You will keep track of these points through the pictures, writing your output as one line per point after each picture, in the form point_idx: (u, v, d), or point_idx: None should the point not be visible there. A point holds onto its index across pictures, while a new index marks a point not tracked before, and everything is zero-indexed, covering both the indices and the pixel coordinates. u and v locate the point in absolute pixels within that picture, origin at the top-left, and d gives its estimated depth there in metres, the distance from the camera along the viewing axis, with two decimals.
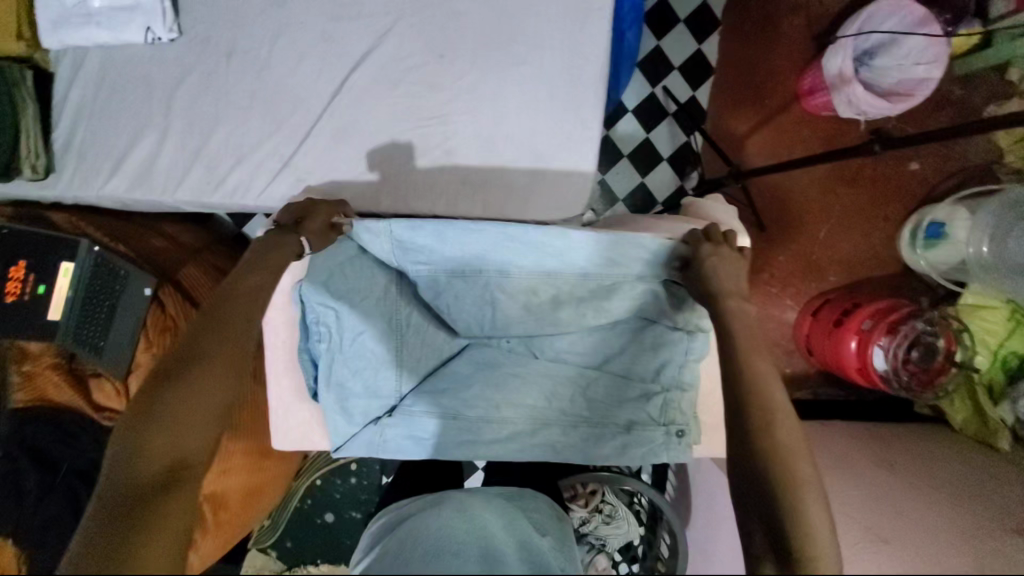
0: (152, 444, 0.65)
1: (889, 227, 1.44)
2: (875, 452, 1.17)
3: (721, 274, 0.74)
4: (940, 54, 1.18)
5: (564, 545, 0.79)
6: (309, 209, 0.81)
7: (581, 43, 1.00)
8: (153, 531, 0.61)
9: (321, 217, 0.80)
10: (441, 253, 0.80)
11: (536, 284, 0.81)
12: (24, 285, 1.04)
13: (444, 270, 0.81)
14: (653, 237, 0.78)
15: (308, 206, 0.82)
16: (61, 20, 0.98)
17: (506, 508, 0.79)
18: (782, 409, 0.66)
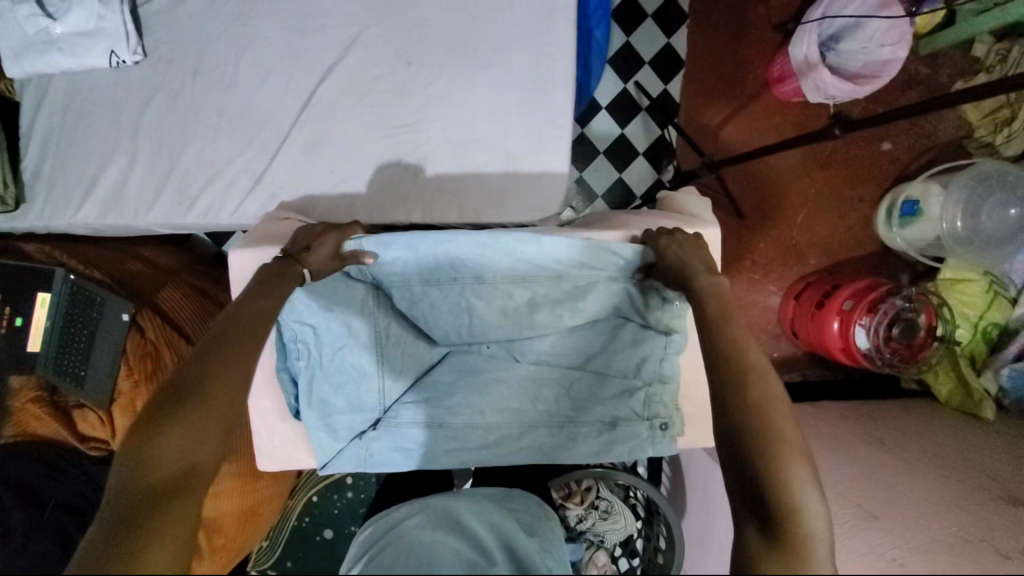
0: (163, 451, 0.59)
1: (864, 208, 1.46)
2: (863, 433, 1.18)
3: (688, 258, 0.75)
4: (903, 36, 1.19)
5: (550, 547, 0.78)
6: (318, 238, 0.79)
7: (547, 43, 1.00)
8: (152, 539, 0.54)
9: (328, 243, 0.78)
10: (414, 263, 0.79)
11: (512, 288, 0.80)
12: (2, 318, 1.04)
13: (418, 280, 0.80)
14: (625, 244, 0.80)
15: (315, 230, 0.81)
16: (21, 48, 0.97)
17: (489, 509, 0.79)
18: (759, 371, 0.64)
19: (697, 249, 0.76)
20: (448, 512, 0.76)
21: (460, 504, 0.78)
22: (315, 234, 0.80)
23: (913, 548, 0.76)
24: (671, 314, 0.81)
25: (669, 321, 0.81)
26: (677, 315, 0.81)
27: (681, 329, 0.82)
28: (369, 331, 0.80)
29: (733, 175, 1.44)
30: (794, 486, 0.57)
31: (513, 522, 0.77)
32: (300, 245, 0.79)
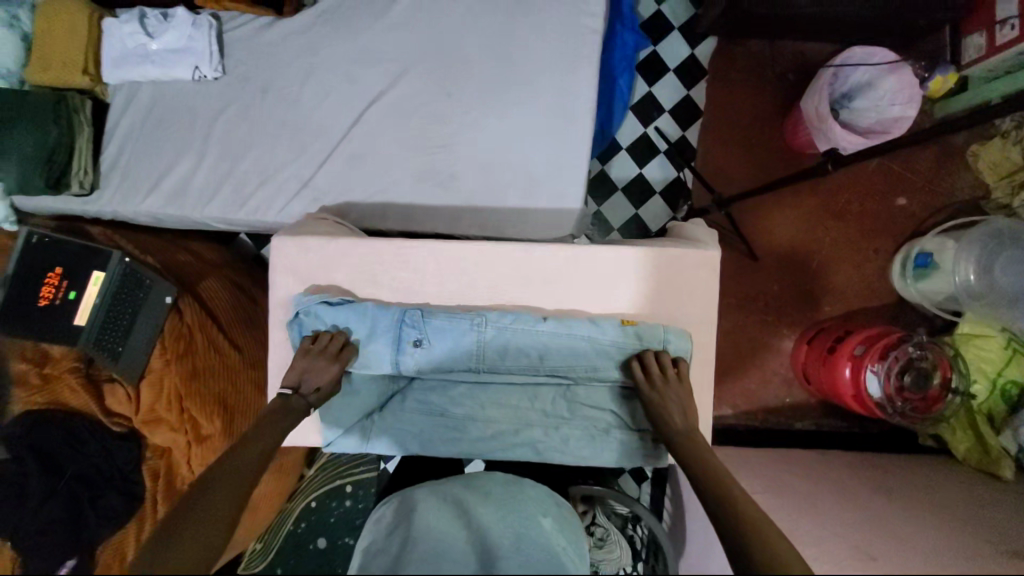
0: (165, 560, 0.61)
1: (879, 259, 1.48)
2: (876, 481, 1.15)
3: (670, 414, 0.80)
4: (913, 96, 1.26)
5: (563, 526, 0.80)
6: (313, 366, 0.82)
7: (576, 82, 1.10)
8: None
9: (323, 373, 0.82)
10: (429, 355, 0.85)
11: (512, 338, 0.85)
12: (58, 290, 1.13)
13: (438, 320, 0.85)
14: (620, 337, 0.85)
15: (311, 361, 0.82)
16: (120, 57, 1.12)
17: (502, 489, 0.82)
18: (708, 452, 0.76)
19: (683, 409, 0.80)
20: (457, 506, 0.77)
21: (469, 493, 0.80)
22: (314, 367, 0.82)
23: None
24: (671, 338, 0.86)
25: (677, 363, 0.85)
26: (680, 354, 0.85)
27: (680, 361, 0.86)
28: (396, 316, 0.85)
29: (746, 217, 1.49)
30: (771, 540, 0.64)
31: (524, 505, 0.79)
32: (306, 380, 0.82)
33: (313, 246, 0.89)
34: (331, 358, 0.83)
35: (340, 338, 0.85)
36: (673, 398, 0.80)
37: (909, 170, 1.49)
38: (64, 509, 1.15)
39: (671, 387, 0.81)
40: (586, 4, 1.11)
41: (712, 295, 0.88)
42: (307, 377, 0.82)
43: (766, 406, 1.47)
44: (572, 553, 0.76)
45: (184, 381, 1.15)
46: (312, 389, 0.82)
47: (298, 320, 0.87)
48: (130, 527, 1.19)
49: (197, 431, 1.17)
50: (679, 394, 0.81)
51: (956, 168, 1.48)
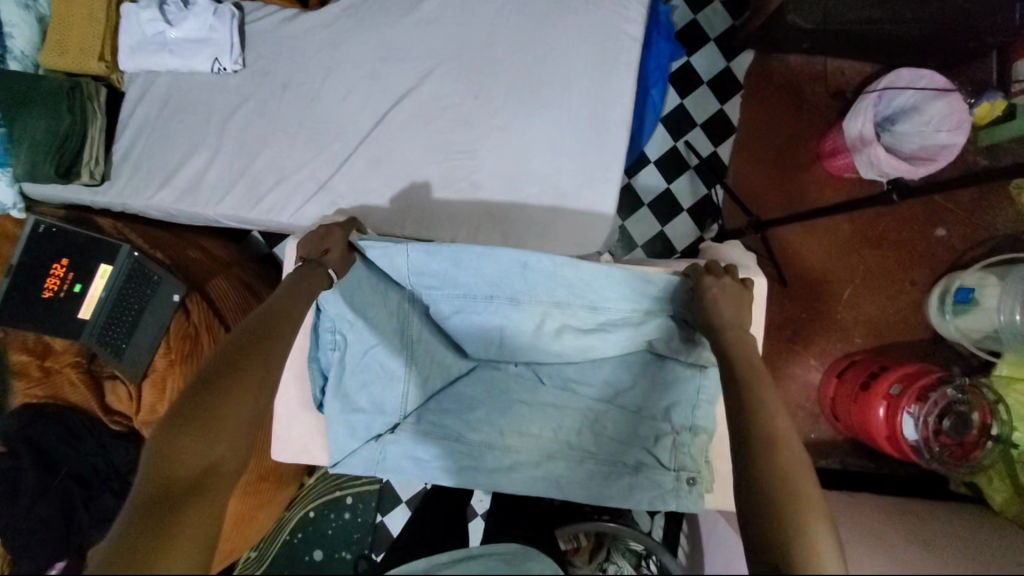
0: (186, 446, 0.62)
1: (915, 291, 1.41)
2: (907, 530, 1.09)
3: (721, 304, 0.71)
4: (962, 123, 1.19)
5: None
6: (322, 237, 0.80)
7: (609, 92, 1.05)
8: (182, 527, 0.58)
9: (335, 240, 0.80)
10: (458, 279, 0.78)
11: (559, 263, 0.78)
12: (63, 282, 1.09)
13: (459, 293, 0.78)
14: (674, 302, 0.77)
15: (319, 233, 0.81)
16: (138, 46, 1.09)
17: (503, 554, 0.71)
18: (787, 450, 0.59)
19: (742, 303, 0.72)
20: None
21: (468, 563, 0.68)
22: (321, 238, 0.81)
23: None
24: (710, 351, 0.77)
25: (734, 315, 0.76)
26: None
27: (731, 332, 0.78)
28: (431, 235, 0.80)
29: (780, 243, 1.43)
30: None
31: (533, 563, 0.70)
32: (314, 251, 0.79)
33: None
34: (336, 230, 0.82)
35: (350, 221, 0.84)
36: (722, 296, 0.72)
37: (950, 199, 1.43)
38: (57, 509, 1.11)
39: (718, 280, 0.73)
40: (624, 11, 1.06)
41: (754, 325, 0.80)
42: (316, 246, 0.80)
43: None
44: None
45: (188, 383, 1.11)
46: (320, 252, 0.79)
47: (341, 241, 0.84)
48: None
49: None
50: (734, 290, 0.72)
51: (999, 200, 1.41)
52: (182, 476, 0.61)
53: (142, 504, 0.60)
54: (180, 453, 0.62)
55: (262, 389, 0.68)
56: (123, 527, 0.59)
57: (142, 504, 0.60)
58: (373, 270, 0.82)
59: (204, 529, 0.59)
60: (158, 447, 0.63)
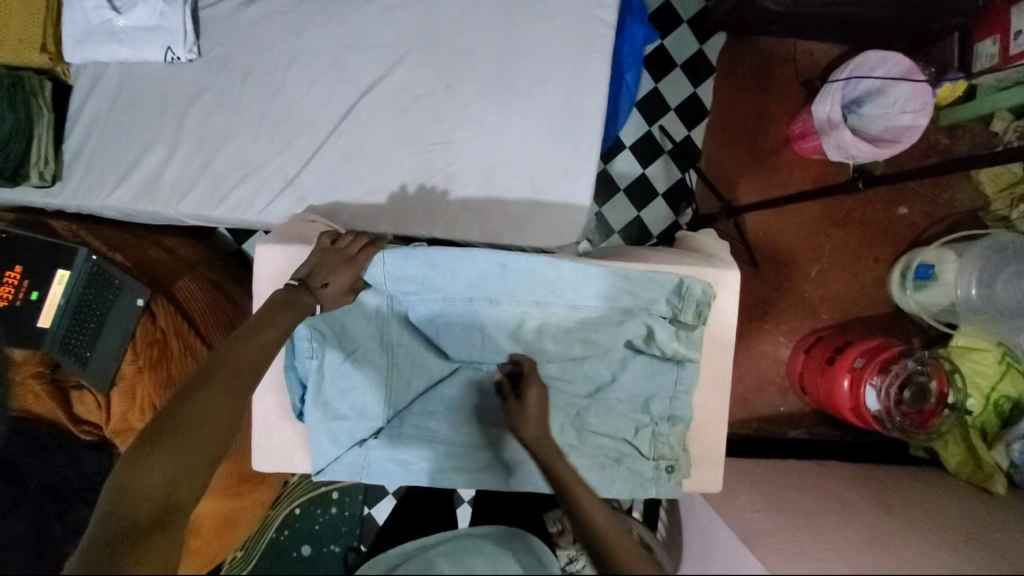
0: (157, 460, 0.59)
1: (879, 268, 1.47)
2: (871, 496, 1.15)
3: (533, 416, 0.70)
4: (925, 105, 1.23)
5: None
6: (328, 265, 0.75)
7: (582, 80, 1.04)
8: (149, 547, 0.56)
9: (341, 278, 0.75)
10: (435, 282, 0.76)
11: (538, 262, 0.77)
12: (19, 290, 1.04)
13: (438, 297, 0.76)
14: (652, 296, 0.76)
15: (330, 256, 0.75)
16: (83, 35, 1.01)
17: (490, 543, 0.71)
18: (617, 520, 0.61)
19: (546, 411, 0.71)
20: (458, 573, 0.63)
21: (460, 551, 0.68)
22: (330, 264, 0.75)
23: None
24: (683, 346, 0.77)
25: (706, 309, 0.77)
26: (708, 303, 0.77)
27: (706, 321, 0.79)
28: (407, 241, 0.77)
29: (752, 225, 1.46)
30: None
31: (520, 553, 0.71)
32: (316, 275, 0.74)
33: (301, 252, 0.81)
34: (350, 260, 0.76)
35: (368, 250, 0.76)
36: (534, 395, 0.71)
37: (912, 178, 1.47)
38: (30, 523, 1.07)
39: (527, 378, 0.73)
40: None
41: (732, 314, 0.81)
42: (321, 270, 0.75)
43: (761, 414, 1.46)
44: None
45: (159, 390, 1.07)
46: (320, 281, 0.74)
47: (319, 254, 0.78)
48: None
49: None
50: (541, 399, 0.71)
51: (958, 178, 1.46)
52: (151, 492, 0.59)
53: (111, 518, 0.57)
54: (151, 466, 0.59)
55: (240, 400, 0.65)
56: (81, 548, 0.57)
57: (111, 519, 0.58)
58: None
59: (168, 557, 0.57)
60: (128, 459, 0.60)
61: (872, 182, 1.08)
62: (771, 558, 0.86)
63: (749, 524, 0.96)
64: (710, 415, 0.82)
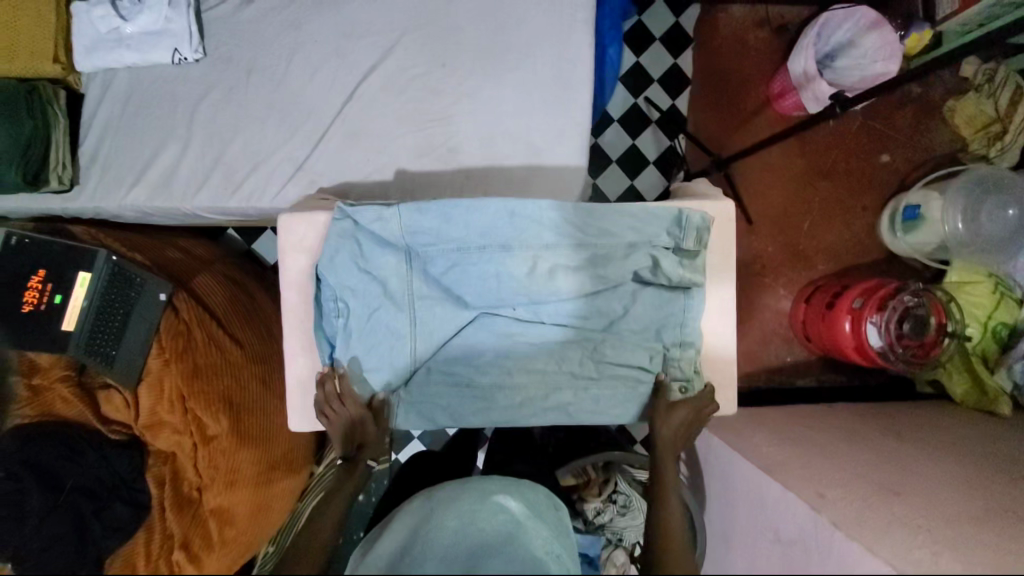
0: None
1: (867, 215, 1.52)
2: (880, 426, 1.20)
3: (679, 413, 0.81)
4: (894, 52, 1.29)
5: (543, 515, 0.83)
6: (348, 430, 0.84)
7: (570, 49, 1.09)
8: None
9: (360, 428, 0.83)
10: (447, 233, 0.80)
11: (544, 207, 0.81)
12: (42, 295, 1.07)
13: (452, 246, 0.80)
14: (654, 229, 0.81)
15: (340, 425, 0.83)
16: (92, 44, 1.07)
17: (502, 482, 0.87)
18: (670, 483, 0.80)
19: (697, 414, 0.82)
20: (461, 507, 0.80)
21: (475, 484, 0.85)
22: (346, 428, 0.84)
23: (922, 530, 0.78)
24: (688, 272, 0.81)
25: (707, 236, 0.82)
26: (708, 229, 0.82)
27: (707, 248, 0.84)
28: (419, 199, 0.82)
29: (743, 183, 1.51)
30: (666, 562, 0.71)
31: (527, 495, 0.85)
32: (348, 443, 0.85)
33: (320, 220, 0.85)
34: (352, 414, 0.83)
35: (348, 388, 0.82)
36: (682, 416, 0.81)
37: (892, 126, 1.52)
38: (70, 524, 1.10)
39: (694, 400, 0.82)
40: None
41: (731, 246, 0.86)
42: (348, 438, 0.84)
43: (768, 366, 1.50)
44: (555, 543, 0.79)
45: (186, 380, 1.09)
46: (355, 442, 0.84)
47: (345, 221, 0.81)
48: (140, 536, 1.12)
49: (203, 432, 1.11)
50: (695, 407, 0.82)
51: (935, 122, 1.52)
52: None
53: None
54: None
55: None
56: None
57: None
58: (361, 226, 0.82)
59: None
60: None
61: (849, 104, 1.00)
62: (793, 478, 0.90)
63: (767, 456, 1.00)
64: (721, 344, 0.86)
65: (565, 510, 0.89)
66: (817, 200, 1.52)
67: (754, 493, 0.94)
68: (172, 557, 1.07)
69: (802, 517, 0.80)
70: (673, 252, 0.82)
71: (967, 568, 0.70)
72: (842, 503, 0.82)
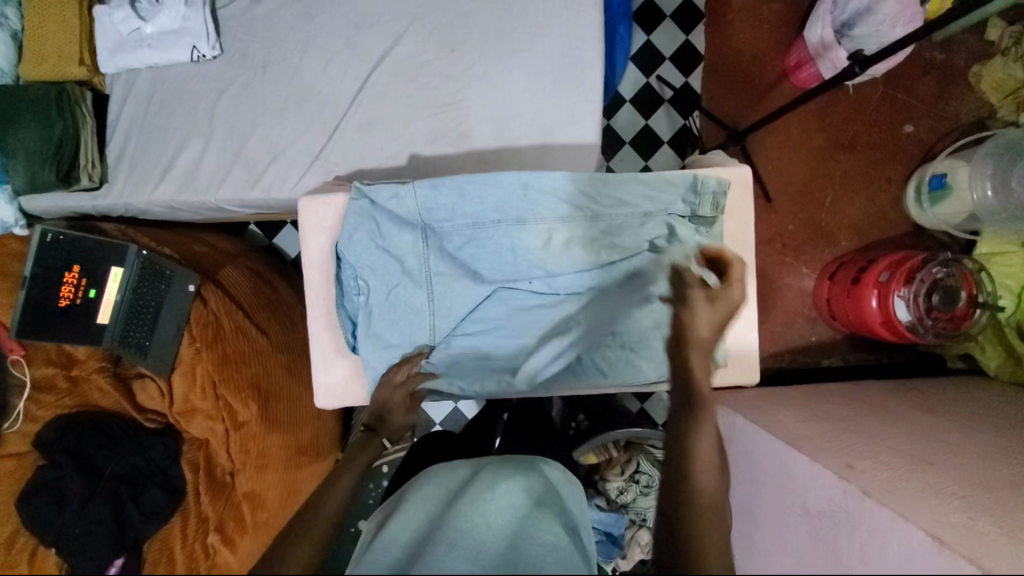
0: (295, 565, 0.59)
1: (892, 188, 1.48)
2: (912, 402, 1.17)
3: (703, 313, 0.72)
4: (915, 16, 1.24)
5: (559, 485, 0.81)
6: (385, 403, 0.83)
7: (580, 28, 1.09)
8: None
9: (399, 406, 0.83)
10: (462, 209, 0.82)
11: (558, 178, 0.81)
12: (78, 289, 1.11)
13: (468, 223, 0.82)
14: (668, 196, 0.82)
15: (385, 392, 0.83)
16: (116, 45, 1.11)
17: (512, 460, 0.83)
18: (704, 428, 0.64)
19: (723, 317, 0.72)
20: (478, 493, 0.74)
21: (489, 469, 0.81)
22: (386, 399, 0.83)
23: (955, 497, 0.76)
24: (704, 238, 0.83)
25: (723, 201, 0.82)
26: (723, 194, 0.82)
27: (723, 214, 0.85)
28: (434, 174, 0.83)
29: (761, 159, 1.49)
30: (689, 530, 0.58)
31: (541, 472, 0.81)
32: (376, 418, 0.82)
33: (339, 201, 0.87)
34: (400, 386, 0.84)
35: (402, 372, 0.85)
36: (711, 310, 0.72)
37: (915, 95, 1.48)
38: (108, 509, 1.13)
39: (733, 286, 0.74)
40: None
41: (747, 213, 0.86)
42: (378, 410, 0.83)
43: (792, 346, 1.47)
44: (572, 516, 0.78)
45: (217, 367, 1.13)
46: (381, 418, 0.82)
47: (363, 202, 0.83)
48: (175, 522, 1.16)
49: (233, 418, 1.14)
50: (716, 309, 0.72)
51: (961, 89, 1.48)
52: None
53: None
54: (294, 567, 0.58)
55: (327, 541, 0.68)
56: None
57: None
58: (378, 205, 0.84)
59: None
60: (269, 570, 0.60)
61: (870, 63, 0.97)
62: (822, 450, 0.88)
63: (790, 431, 0.99)
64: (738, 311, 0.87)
65: (582, 487, 0.88)
66: (838, 172, 1.49)
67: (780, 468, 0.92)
68: (207, 541, 1.10)
69: (831, 487, 0.79)
70: (689, 219, 0.83)
71: (1005, 533, 0.71)
72: (872, 473, 0.80)
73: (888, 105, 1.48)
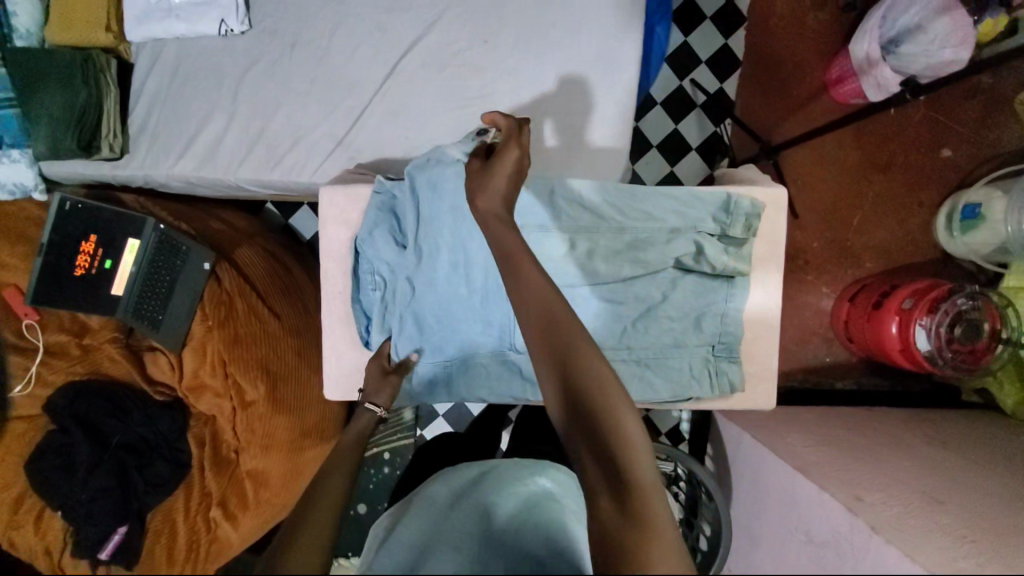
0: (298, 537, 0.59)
1: (923, 213, 1.44)
2: (925, 434, 1.15)
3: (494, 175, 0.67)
4: (967, 38, 1.18)
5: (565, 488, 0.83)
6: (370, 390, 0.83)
7: (618, 27, 1.05)
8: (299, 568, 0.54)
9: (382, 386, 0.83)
10: None
11: (584, 189, 0.82)
12: (93, 260, 1.10)
13: None
14: (697, 213, 0.81)
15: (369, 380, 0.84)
16: (144, 14, 1.09)
17: (515, 464, 0.84)
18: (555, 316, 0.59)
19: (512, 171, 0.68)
20: (482, 499, 0.75)
21: (495, 473, 0.81)
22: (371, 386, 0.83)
23: (965, 541, 0.75)
24: (732, 259, 0.81)
25: (755, 223, 0.82)
26: (756, 216, 0.82)
27: (755, 235, 0.84)
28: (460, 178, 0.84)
29: (789, 173, 1.45)
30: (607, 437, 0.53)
31: (545, 480, 0.81)
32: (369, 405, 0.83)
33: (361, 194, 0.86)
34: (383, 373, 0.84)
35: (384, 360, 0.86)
36: (506, 162, 0.68)
37: (957, 119, 1.43)
38: (114, 478, 1.14)
39: (509, 141, 0.69)
40: None
41: (777, 236, 0.84)
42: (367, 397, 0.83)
43: (805, 366, 1.45)
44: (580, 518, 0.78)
45: (227, 346, 1.13)
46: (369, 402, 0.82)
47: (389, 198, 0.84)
48: (179, 494, 1.17)
49: (242, 397, 1.14)
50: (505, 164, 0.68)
51: (1005, 116, 1.42)
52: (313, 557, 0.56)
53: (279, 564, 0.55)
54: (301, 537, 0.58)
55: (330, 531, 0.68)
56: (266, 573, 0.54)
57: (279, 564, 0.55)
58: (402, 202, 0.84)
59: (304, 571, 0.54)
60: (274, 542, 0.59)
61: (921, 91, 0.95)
62: (832, 480, 0.87)
63: (801, 456, 0.98)
64: (760, 336, 0.85)
65: None
66: (869, 192, 1.45)
67: (785, 494, 0.91)
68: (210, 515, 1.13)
69: (838, 520, 0.78)
70: (719, 239, 0.82)
71: None
72: (880, 508, 0.79)
73: (927, 126, 1.44)
